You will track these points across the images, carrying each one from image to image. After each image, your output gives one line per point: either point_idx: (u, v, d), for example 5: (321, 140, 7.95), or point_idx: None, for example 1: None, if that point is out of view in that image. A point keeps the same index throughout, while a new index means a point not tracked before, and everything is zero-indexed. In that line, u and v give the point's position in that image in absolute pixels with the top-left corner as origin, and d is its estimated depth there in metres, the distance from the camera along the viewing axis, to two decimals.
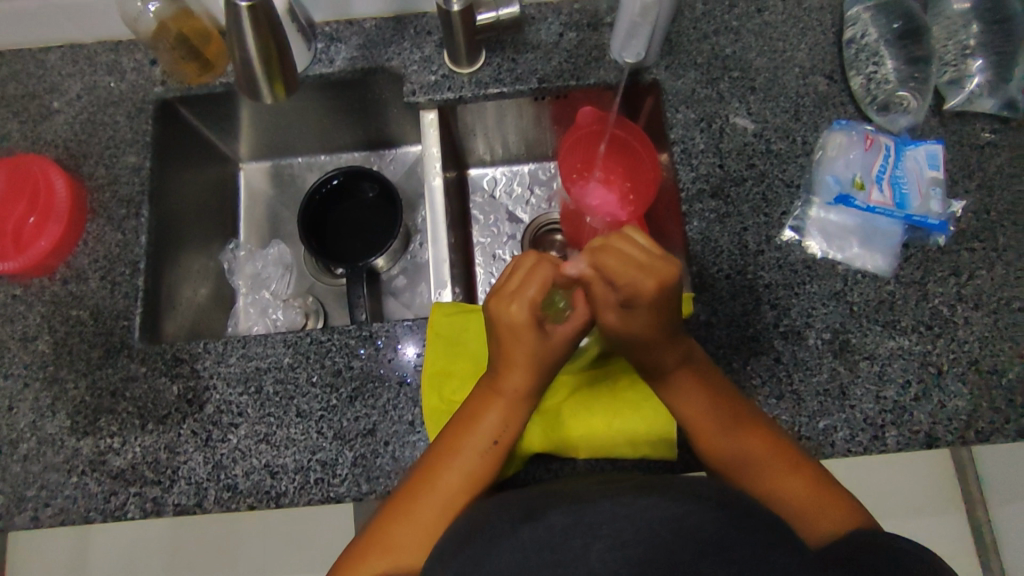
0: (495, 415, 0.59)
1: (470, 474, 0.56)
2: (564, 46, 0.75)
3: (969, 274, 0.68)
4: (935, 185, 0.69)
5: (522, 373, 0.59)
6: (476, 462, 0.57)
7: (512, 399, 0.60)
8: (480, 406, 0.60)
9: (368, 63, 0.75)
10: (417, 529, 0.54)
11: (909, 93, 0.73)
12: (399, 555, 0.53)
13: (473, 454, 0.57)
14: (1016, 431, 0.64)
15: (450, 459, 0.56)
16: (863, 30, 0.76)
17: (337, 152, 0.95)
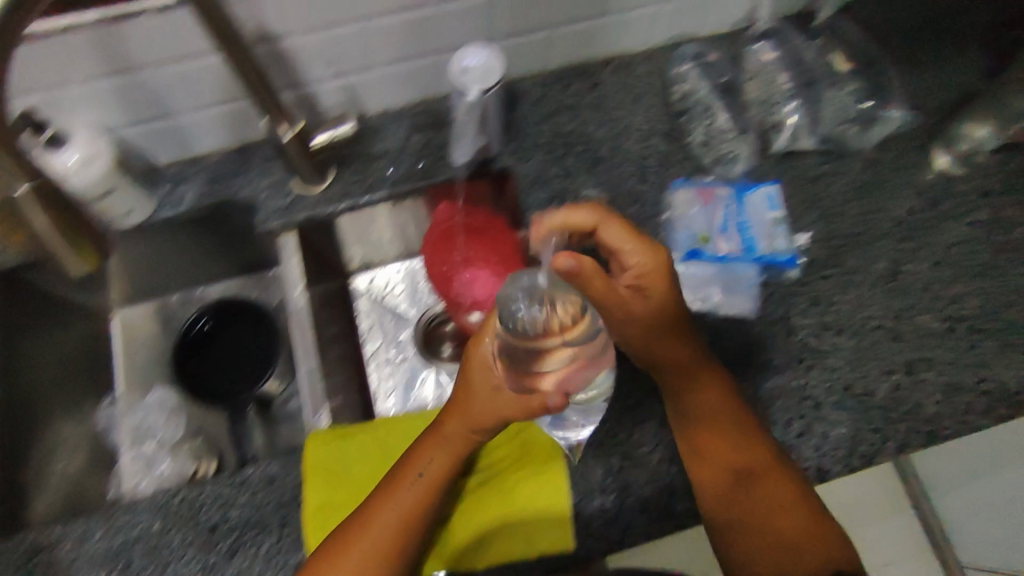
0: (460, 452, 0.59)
1: (382, 558, 0.55)
2: (411, 149, 0.76)
3: (829, 301, 0.71)
4: (778, 224, 0.73)
5: (450, 436, 0.58)
6: (394, 531, 0.56)
7: (411, 511, 0.57)
8: (426, 451, 0.59)
9: (216, 198, 0.74)
10: None
11: (738, 144, 0.78)
12: None
13: (402, 525, 0.56)
14: (897, 449, 0.66)
15: (398, 525, 0.56)
16: (693, 88, 0.81)
17: (213, 282, 0.93)
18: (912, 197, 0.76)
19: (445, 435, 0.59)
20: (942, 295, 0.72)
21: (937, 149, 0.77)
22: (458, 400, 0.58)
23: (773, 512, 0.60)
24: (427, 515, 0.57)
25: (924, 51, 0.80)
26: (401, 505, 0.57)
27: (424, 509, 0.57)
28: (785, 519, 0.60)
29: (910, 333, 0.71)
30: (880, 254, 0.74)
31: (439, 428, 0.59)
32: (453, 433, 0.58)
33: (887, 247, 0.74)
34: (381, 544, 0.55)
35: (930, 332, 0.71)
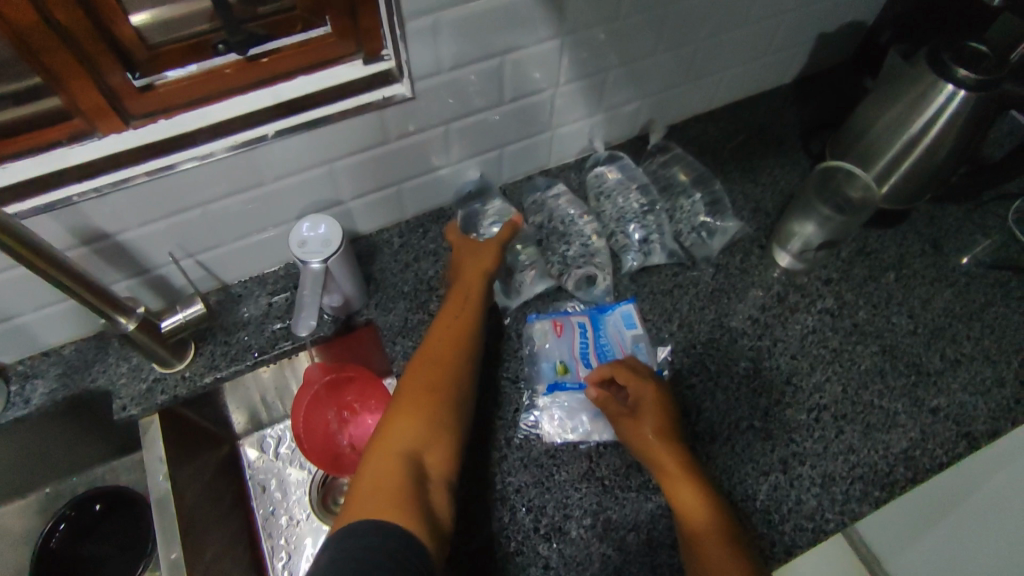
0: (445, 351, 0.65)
1: (395, 457, 0.56)
2: (274, 314, 0.77)
3: (698, 410, 0.73)
4: (637, 341, 0.75)
5: (438, 344, 0.66)
6: (419, 404, 0.60)
7: (389, 454, 0.56)
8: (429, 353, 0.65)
9: (68, 390, 0.72)
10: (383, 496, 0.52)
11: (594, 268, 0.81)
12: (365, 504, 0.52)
13: (417, 421, 0.59)
14: (784, 553, 0.65)
15: (418, 429, 0.59)
16: (548, 216, 0.86)
17: (87, 470, 0.87)
18: (759, 295, 0.81)
19: (434, 342, 0.66)
20: (804, 386, 0.75)
21: (774, 247, 0.84)
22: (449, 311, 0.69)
23: (710, 552, 0.56)
24: (447, 420, 0.60)
25: (737, 168, 0.92)
26: (408, 411, 0.60)
27: (431, 413, 0.60)
28: (721, 561, 0.56)
29: (780, 429, 0.72)
30: (739, 354, 0.77)
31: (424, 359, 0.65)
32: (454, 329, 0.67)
33: (745, 346, 0.78)
34: (401, 427, 0.58)
35: (799, 425, 0.72)
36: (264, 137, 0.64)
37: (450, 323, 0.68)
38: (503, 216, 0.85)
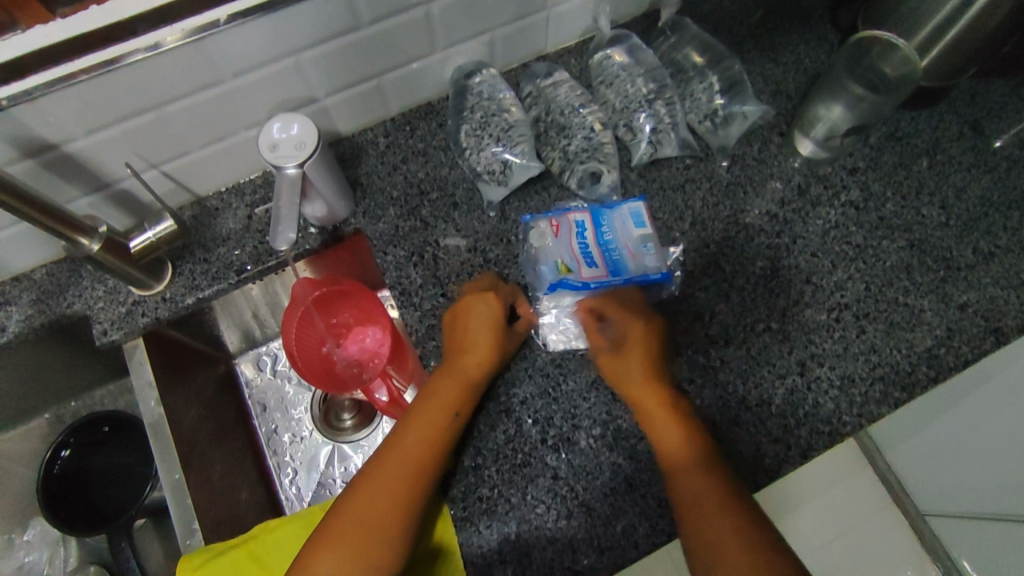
0: (432, 430, 0.60)
1: (349, 556, 0.55)
2: (255, 228, 0.71)
3: (711, 312, 0.69)
4: (646, 240, 0.69)
5: (424, 424, 0.60)
6: (387, 498, 0.57)
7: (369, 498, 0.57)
8: (412, 433, 0.60)
9: (46, 317, 0.68)
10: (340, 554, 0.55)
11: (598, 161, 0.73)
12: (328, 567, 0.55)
13: (379, 519, 0.56)
14: (800, 456, 0.63)
15: (377, 532, 0.56)
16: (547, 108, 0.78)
17: (86, 393, 0.85)
18: (779, 188, 0.75)
19: (422, 417, 0.60)
20: (824, 284, 0.71)
21: (796, 135, 0.76)
22: (447, 373, 0.62)
23: (712, 544, 0.53)
24: (410, 517, 0.57)
25: (755, 48, 0.82)
26: (371, 501, 0.57)
27: (393, 512, 0.57)
28: (726, 547, 0.53)
29: (798, 330, 0.68)
30: (755, 254, 0.72)
31: (407, 432, 0.60)
32: (450, 405, 0.61)
33: (762, 245, 0.72)
34: (360, 521, 0.56)
35: (818, 326, 0.69)
36: (217, 24, 0.55)
37: (442, 388, 0.62)
38: (495, 105, 0.76)
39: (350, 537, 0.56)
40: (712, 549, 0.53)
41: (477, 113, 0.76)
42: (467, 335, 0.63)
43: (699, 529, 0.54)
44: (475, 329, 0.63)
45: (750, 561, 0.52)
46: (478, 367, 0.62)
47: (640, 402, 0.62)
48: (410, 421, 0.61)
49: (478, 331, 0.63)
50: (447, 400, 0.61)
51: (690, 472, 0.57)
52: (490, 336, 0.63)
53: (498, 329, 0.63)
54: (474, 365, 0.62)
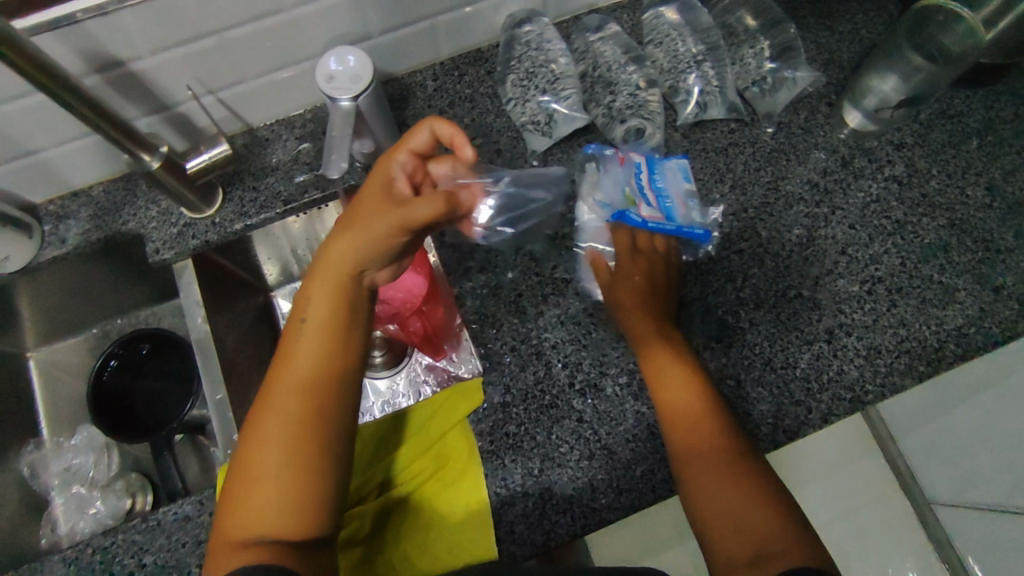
0: (331, 315, 0.56)
1: (285, 474, 0.51)
2: (303, 160, 0.73)
3: (743, 276, 0.70)
4: (691, 196, 0.71)
5: (310, 315, 0.56)
6: (297, 400, 0.53)
7: (295, 397, 0.53)
8: (303, 333, 0.56)
9: (102, 232, 0.71)
10: (272, 479, 0.51)
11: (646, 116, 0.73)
12: (262, 491, 0.50)
13: (297, 423, 0.52)
14: (822, 419, 0.64)
15: (297, 429, 0.52)
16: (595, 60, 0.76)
17: (133, 311, 0.89)
18: (822, 158, 0.75)
19: (309, 314, 0.56)
20: (859, 257, 0.71)
21: (845, 105, 0.75)
22: (319, 268, 0.56)
23: (712, 492, 0.52)
24: (334, 410, 0.54)
25: (811, 15, 0.81)
26: (285, 407, 0.53)
27: (309, 418, 0.53)
28: (726, 497, 0.51)
29: (829, 299, 0.69)
30: (793, 221, 0.72)
31: (286, 351, 0.56)
32: (317, 306, 0.56)
33: (800, 213, 0.72)
34: (279, 439, 0.52)
35: (849, 296, 0.69)
36: None
37: (344, 238, 0.56)
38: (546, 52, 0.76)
39: (279, 450, 0.51)
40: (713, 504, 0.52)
41: (526, 60, 0.75)
42: (334, 233, 0.58)
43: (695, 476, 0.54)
44: (362, 198, 0.59)
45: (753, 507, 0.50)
46: (378, 211, 0.57)
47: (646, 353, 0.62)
48: (287, 337, 0.56)
49: (369, 207, 0.58)
50: (359, 258, 0.56)
51: (688, 429, 0.56)
52: (367, 213, 0.57)
53: (377, 195, 0.59)
54: (339, 250, 0.56)
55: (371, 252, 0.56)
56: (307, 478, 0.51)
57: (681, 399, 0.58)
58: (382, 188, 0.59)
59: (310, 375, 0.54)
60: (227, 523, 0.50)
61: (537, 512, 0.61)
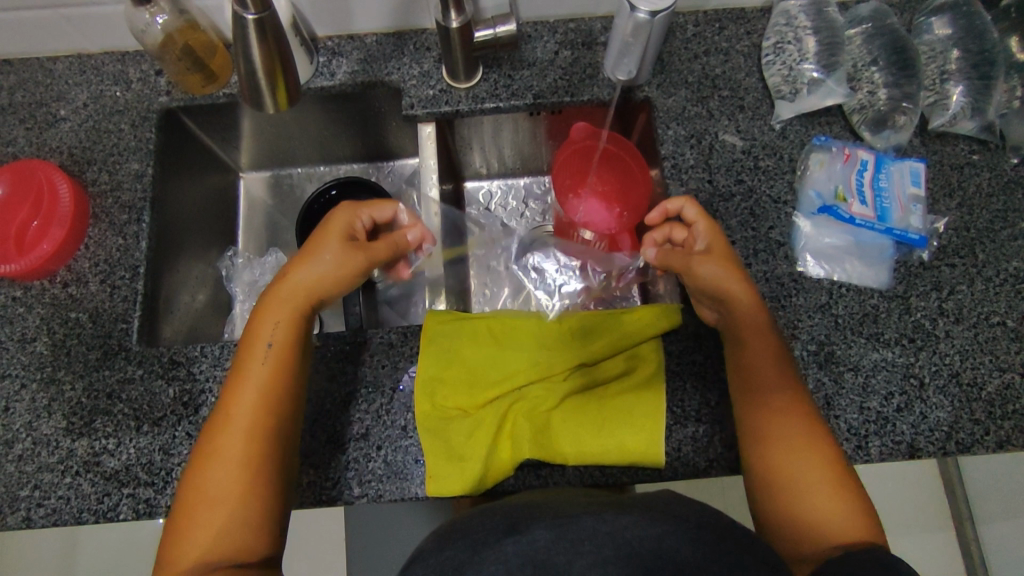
0: (264, 354, 0.59)
1: (236, 484, 0.54)
2: (559, 64, 0.77)
3: (950, 288, 0.70)
4: (916, 201, 0.71)
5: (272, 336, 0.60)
6: (249, 421, 0.56)
7: (247, 418, 0.56)
8: (254, 353, 0.59)
9: (368, 77, 0.77)
10: (224, 489, 0.54)
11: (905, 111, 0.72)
12: (215, 500, 0.54)
13: (241, 441, 0.55)
14: (996, 443, 0.65)
15: (242, 445, 0.55)
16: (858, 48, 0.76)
17: (335, 164, 0.95)
18: None
19: (261, 335, 0.60)
20: None
21: None
22: (273, 296, 0.62)
23: (795, 464, 0.57)
24: (277, 429, 0.57)
25: None
26: (237, 422, 0.56)
27: (253, 443, 0.56)
28: (804, 463, 0.57)
29: None
30: (1015, 253, 0.71)
31: (243, 366, 0.59)
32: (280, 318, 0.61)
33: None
34: (228, 455, 0.55)
35: None
36: None
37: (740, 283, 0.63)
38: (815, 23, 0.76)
39: (231, 465, 0.55)
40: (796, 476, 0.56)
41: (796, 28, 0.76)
42: (303, 257, 0.64)
43: (772, 442, 0.58)
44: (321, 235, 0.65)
45: (832, 491, 0.55)
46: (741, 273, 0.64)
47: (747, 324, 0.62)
48: (246, 355, 0.60)
49: (318, 242, 0.64)
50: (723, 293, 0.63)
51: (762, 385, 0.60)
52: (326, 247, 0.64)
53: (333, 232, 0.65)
54: (305, 277, 0.62)
55: (332, 282, 0.63)
56: (257, 485, 0.55)
57: (769, 360, 0.61)
58: (324, 232, 0.65)
59: (255, 403, 0.57)
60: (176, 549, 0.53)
61: (706, 439, 0.64)
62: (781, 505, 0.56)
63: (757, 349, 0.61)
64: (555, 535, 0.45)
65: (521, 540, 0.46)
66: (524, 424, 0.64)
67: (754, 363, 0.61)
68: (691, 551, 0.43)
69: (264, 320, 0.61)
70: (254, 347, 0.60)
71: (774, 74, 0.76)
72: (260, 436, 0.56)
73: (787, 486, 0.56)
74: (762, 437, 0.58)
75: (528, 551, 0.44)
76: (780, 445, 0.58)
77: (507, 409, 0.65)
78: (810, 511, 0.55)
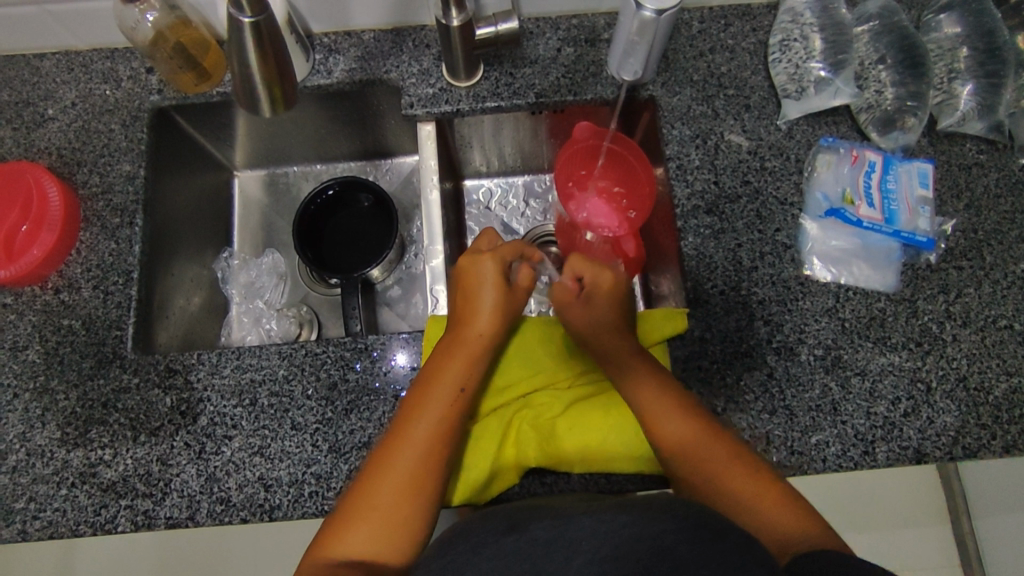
0: (448, 395, 0.59)
1: (390, 521, 0.53)
2: (562, 61, 0.75)
3: (958, 291, 0.69)
4: (924, 203, 0.70)
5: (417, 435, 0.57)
6: (404, 489, 0.54)
7: (418, 457, 0.56)
8: (404, 446, 0.56)
9: (366, 75, 0.75)
10: (385, 518, 0.53)
11: (913, 112, 0.71)
12: (376, 532, 0.53)
13: (397, 513, 0.54)
14: (1003, 448, 0.65)
15: (386, 552, 0.52)
16: (867, 49, 0.75)
17: (332, 162, 0.93)
18: None
19: (412, 433, 0.57)
20: None
21: None
22: (461, 339, 0.62)
23: (708, 463, 0.57)
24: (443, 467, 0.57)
25: None
26: (395, 484, 0.54)
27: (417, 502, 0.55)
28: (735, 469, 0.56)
29: None
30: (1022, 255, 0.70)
31: (418, 407, 0.58)
32: (443, 396, 0.59)
33: None
34: (384, 527, 0.53)
35: None
36: None
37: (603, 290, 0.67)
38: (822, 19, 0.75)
39: (395, 499, 0.54)
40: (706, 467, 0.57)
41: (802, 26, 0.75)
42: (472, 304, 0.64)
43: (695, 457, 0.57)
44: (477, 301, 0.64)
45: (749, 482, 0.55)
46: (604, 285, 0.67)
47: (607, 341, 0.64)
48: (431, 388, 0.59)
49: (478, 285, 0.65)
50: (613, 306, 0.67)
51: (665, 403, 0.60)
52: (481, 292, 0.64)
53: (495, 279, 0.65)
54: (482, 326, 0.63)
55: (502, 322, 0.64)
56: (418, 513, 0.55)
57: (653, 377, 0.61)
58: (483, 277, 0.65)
59: (430, 439, 0.57)
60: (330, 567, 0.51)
61: None
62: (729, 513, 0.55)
63: (632, 364, 0.63)
64: (555, 533, 0.44)
65: (520, 538, 0.45)
66: (530, 433, 0.63)
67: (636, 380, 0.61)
68: (688, 549, 0.42)
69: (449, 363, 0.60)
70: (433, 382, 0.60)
71: (780, 72, 0.74)
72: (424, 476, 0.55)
73: (706, 489, 0.56)
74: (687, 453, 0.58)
75: (526, 548, 0.44)
76: (678, 446, 0.58)
77: (513, 417, 0.65)
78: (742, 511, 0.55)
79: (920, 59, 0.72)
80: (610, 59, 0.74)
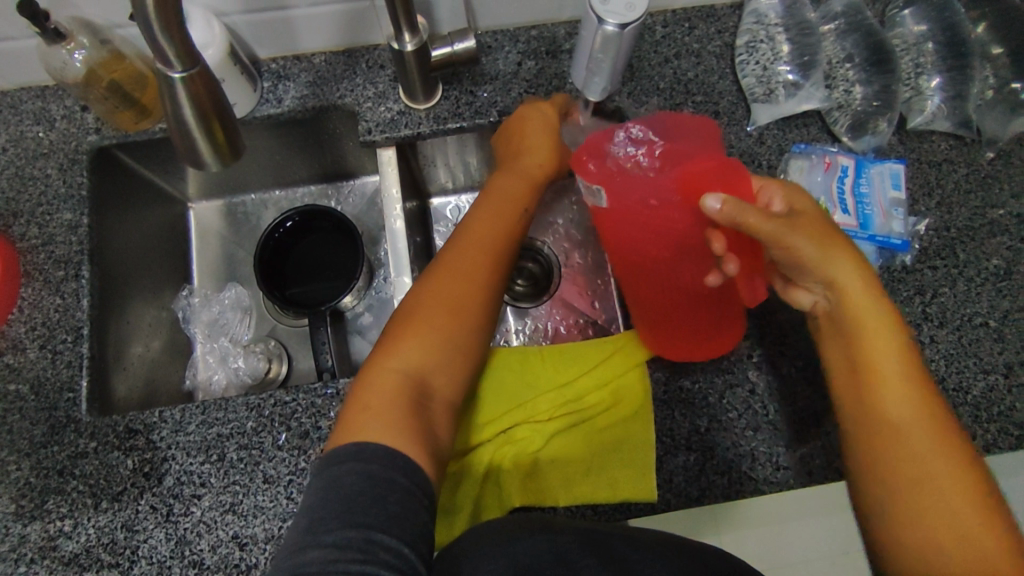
0: (509, 218, 0.62)
1: (440, 331, 0.55)
2: (523, 76, 0.72)
3: (933, 292, 0.69)
4: (897, 205, 0.70)
5: (475, 256, 0.59)
6: (453, 300, 0.56)
7: (475, 272, 0.58)
8: (462, 257, 0.58)
9: (318, 101, 0.71)
10: (434, 330, 0.55)
11: (882, 113, 0.71)
12: (429, 334, 0.55)
13: (447, 318, 0.55)
14: (984, 447, 0.64)
15: (438, 358, 0.54)
16: (835, 49, 0.73)
17: (290, 187, 0.89)
18: None
19: (483, 234, 0.60)
20: None
21: None
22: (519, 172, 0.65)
23: (921, 459, 0.49)
24: (494, 286, 0.58)
25: None
26: (450, 295, 0.56)
27: (467, 317, 0.56)
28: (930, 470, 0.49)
29: (1015, 335, 0.68)
30: (995, 251, 0.70)
31: (475, 226, 0.61)
32: (498, 214, 0.62)
33: (1002, 243, 0.70)
34: (435, 329, 0.55)
35: None
36: None
37: (848, 247, 0.54)
38: (786, 21, 0.73)
39: (446, 307, 0.56)
40: (920, 480, 0.49)
41: (770, 32, 0.73)
42: (519, 143, 0.67)
43: (887, 448, 0.51)
44: (530, 144, 0.66)
45: (962, 510, 0.47)
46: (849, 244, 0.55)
47: (854, 314, 0.53)
48: (480, 213, 0.62)
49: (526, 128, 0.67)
50: (814, 270, 0.53)
51: (891, 383, 0.51)
52: (524, 142, 0.67)
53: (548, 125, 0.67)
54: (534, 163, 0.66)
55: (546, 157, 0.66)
56: (469, 331, 0.56)
57: (890, 356, 0.52)
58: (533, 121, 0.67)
59: (484, 255, 0.59)
60: (380, 361, 0.54)
61: (698, 467, 0.62)
62: (906, 524, 0.49)
63: (868, 325, 0.53)
64: None
65: None
66: (512, 470, 0.63)
67: (865, 348, 0.53)
68: None
69: (495, 193, 0.63)
70: (495, 205, 0.62)
71: (747, 75, 0.73)
72: (475, 298, 0.57)
73: (900, 487, 0.49)
74: (885, 449, 0.51)
75: None
76: (886, 425, 0.51)
77: (494, 455, 0.63)
78: (924, 527, 0.48)
79: (886, 57, 0.71)
80: (572, 72, 0.71)
